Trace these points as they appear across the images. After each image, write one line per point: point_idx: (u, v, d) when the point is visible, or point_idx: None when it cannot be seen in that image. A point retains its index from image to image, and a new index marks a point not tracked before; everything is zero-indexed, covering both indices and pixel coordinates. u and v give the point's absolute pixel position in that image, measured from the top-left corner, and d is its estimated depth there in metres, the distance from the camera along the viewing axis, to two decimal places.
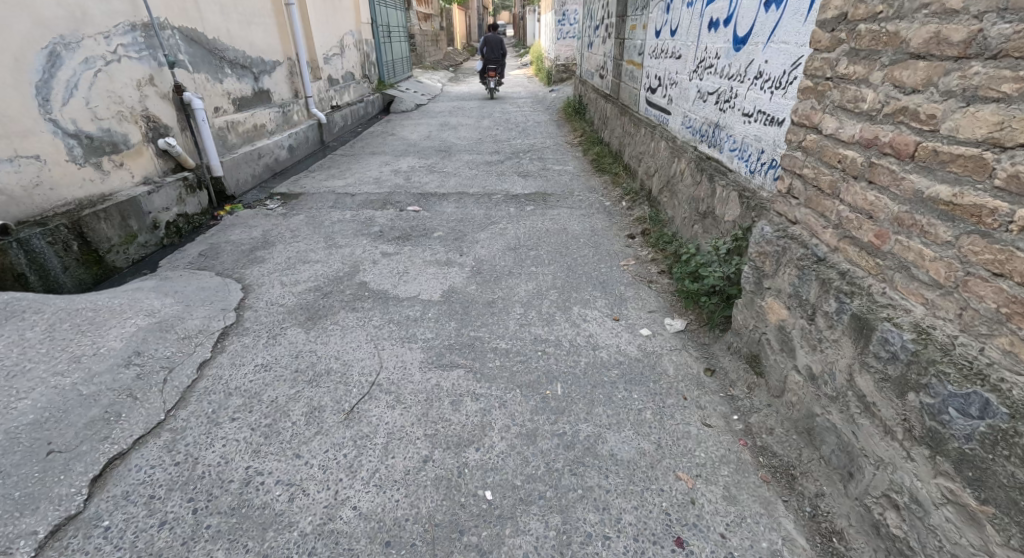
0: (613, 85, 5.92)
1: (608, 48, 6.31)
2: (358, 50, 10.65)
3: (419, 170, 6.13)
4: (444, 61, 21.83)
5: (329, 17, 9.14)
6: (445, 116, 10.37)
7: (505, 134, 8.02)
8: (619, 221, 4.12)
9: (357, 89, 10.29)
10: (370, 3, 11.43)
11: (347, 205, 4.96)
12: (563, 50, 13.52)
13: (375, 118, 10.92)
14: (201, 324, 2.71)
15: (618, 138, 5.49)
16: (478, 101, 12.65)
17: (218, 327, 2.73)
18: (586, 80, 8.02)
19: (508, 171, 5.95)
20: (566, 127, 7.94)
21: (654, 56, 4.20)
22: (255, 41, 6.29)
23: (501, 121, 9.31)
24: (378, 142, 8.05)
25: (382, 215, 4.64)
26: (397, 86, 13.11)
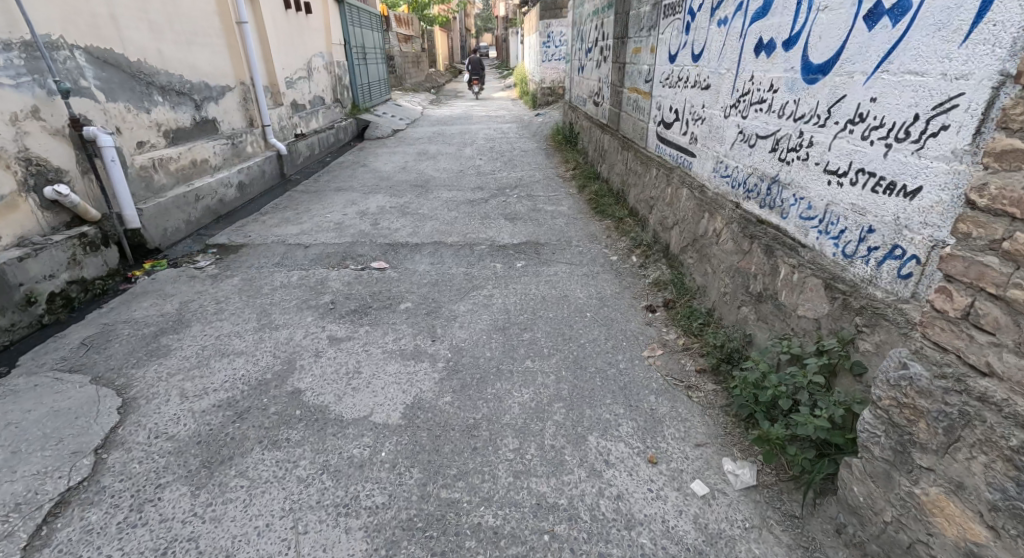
0: (612, 114, 5.20)
1: (604, 73, 5.61)
2: (328, 72, 9.85)
3: (389, 211, 5.29)
4: (423, 83, 21.14)
5: (294, 38, 8.34)
6: (424, 143, 9.59)
7: (488, 166, 7.25)
8: (633, 286, 3.32)
9: (326, 114, 9.45)
10: (342, 24, 10.70)
11: (298, 260, 4.10)
12: (549, 73, 12.93)
13: (347, 145, 10.06)
14: (23, 494, 1.88)
15: (621, 177, 4.74)
16: (460, 126, 11.92)
17: (50, 495, 1.89)
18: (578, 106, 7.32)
19: (493, 213, 5.14)
20: (556, 159, 7.19)
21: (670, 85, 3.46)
22: (197, 64, 5.45)
23: (484, 151, 8.53)
24: (346, 174, 7.19)
25: (336, 274, 3.79)
26: (373, 110, 12.31)
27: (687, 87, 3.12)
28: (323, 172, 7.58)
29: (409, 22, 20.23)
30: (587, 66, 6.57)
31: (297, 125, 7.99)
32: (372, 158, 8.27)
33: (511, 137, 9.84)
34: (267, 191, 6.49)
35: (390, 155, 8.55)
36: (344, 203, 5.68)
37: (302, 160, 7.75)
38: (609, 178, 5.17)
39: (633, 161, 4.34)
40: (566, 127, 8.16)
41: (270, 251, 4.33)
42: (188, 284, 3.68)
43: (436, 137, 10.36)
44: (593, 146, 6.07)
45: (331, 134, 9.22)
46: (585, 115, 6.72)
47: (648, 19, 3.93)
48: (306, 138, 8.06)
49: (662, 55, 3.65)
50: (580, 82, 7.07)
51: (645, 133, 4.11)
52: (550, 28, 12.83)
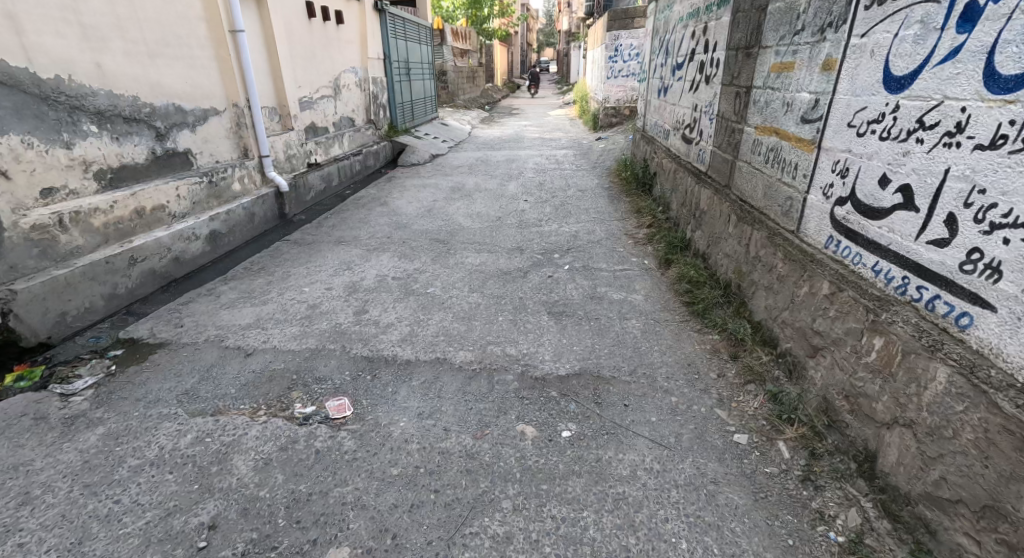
0: (720, 162, 3.50)
1: (704, 100, 3.93)
2: (359, 89, 8.60)
3: (390, 286, 3.77)
4: (476, 98, 19.95)
5: (318, 49, 7.09)
6: (463, 174, 8.18)
7: (535, 213, 5.67)
8: (802, 546, 1.63)
9: (353, 137, 8.18)
10: (383, 35, 9.52)
11: (220, 389, 2.49)
12: (614, 91, 11.42)
13: (377, 172, 8.76)
14: None
15: (739, 264, 3.01)
16: (509, 151, 10.49)
17: None
18: (656, 138, 5.64)
19: (533, 299, 3.53)
20: (625, 209, 5.51)
21: (894, 136, 1.78)
22: (165, 82, 4.17)
23: (532, 188, 6.98)
24: (359, 217, 5.81)
25: (254, 440, 2.15)
26: (414, 130, 11.07)
27: (960, 145, 1.51)
28: (335, 210, 6.23)
29: (466, 34, 19.12)
30: (675, 89, 4.90)
31: (312, 152, 6.70)
32: (396, 193, 6.89)
33: (566, 168, 8.26)
34: (258, 237, 5.15)
35: (419, 189, 7.15)
36: (337, 264, 4.27)
37: (311, 195, 6.45)
38: (713, 258, 3.45)
39: (770, 249, 2.62)
40: (636, 164, 6.49)
41: (188, 369, 2.66)
42: (13, 447, 2.16)
43: (478, 165, 8.92)
44: (681, 201, 4.37)
45: (355, 161, 7.93)
46: (667, 154, 5.04)
47: (827, 12, 2.23)
48: (322, 168, 6.77)
49: (862, 76, 1.98)
50: (661, 111, 5.41)
51: (800, 208, 2.39)
52: (619, 40, 11.20)
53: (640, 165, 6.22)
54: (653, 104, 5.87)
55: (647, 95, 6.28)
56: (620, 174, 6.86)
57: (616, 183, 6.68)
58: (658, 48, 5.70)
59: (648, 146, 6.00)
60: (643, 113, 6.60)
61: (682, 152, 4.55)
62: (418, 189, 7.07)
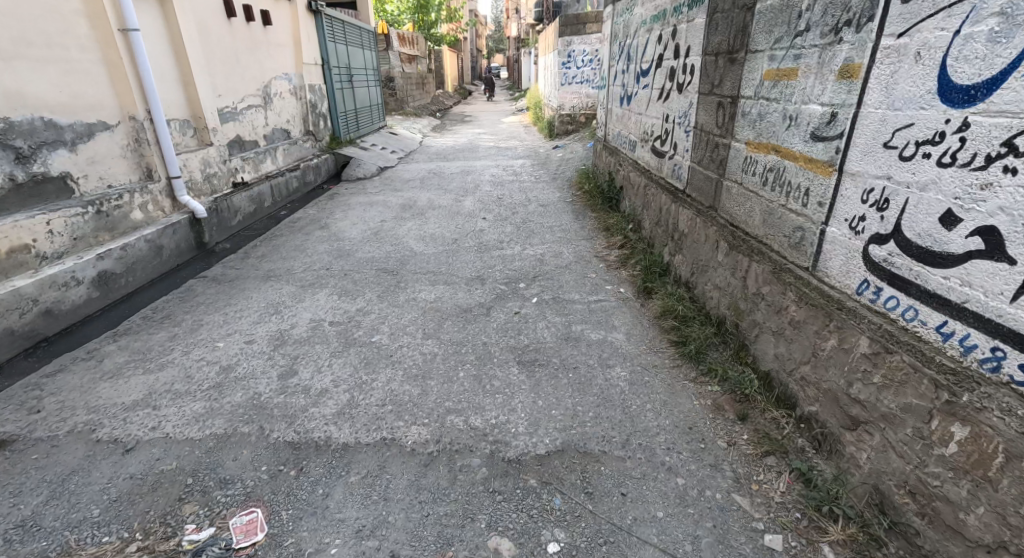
0: (701, 180, 3.09)
1: (676, 109, 3.54)
2: (293, 99, 7.87)
3: (322, 338, 3.23)
4: (428, 105, 19.37)
5: (242, 54, 6.37)
6: (414, 188, 7.59)
7: (494, 234, 5.17)
8: None
9: (289, 151, 7.46)
10: (321, 39, 8.84)
11: (76, 511, 2.01)
12: (567, 97, 11.15)
13: (319, 188, 8.05)
14: None
15: (732, 300, 2.59)
16: (463, 161, 9.97)
17: None
18: (621, 149, 5.24)
19: (498, 345, 3.03)
20: (592, 228, 5.08)
21: (971, 164, 1.38)
22: (26, 90, 3.55)
23: (489, 203, 6.49)
24: (294, 244, 5.15)
25: None
26: (361, 141, 10.41)
27: None
28: (267, 237, 5.54)
29: (415, 40, 18.52)
30: (640, 96, 4.50)
31: (239, 170, 5.98)
32: (338, 214, 6.25)
33: (525, 180, 7.81)
34: (167, 273, 4.48)
35: (364, 208, 6.52)
36: (259, 308, 3.72)
37: (239, 219, 5.73)
38: (699, 289, 3.04)
39: (773, 288, 2.20)
40: (602, 177, 6.08)
41: (40, 480, 2.17)
42: None
43: (430, 178, 8.35)
44: (656, 221, 3.97)
45: (292, 178, 7.22)
46: (636, 168, 4.64)
47: (842, 6, 1.83)
48: (250, 189, 6.05)
49: (900, 85, 1.57)
50: (626, 120, 5.01)
51: (812, 242, 1.97)
52: (571, 47, 10.86)
53: (606, 178, 5.82)
54: (615, 112, 5.48)
55: (608, 102, 5.89)
56: (583, 187, 6.43)
57: (580, 197, 6.26)
58: (618, 52, 5.31)
59: (612, 157, 5.60)
60: (604, 122, 6.20)
61: (653, 166, 4.15)
62: (363, 209, 6.45)
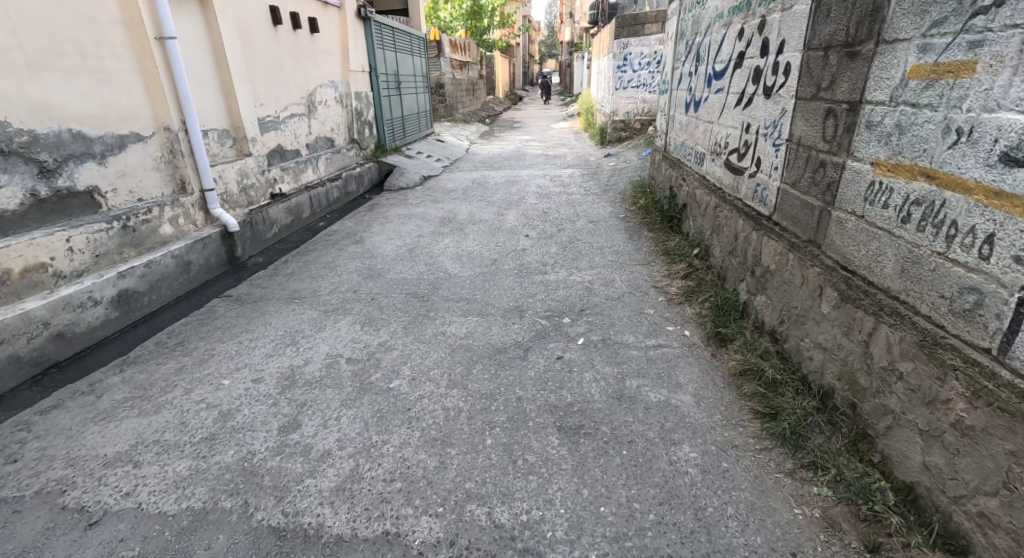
0: (796, 206, 2.53)
1: (764, 117, 2.95)
2: (338, 106, 7.67)
3: (334, 379, 2.75)
4: (477, 112, 19.15)
5: (287, 61, 6.18)
6: (456, 199, 7.22)
7: (537, 255, 4.66)
8: None
9: (331, 160, 7.24)
10: (369, 45, 8.64)
11: None
12: (621, 102, 10.62)
13: (361, 198, 7.81)
14: None
15: (847, 368, 2.04)
16: (509, 170, 9.55)
17: None
18: (684, 162, 4.65)
19: (535, 403, 2.51)
20: (650, 251, 4.52)
21: None
22: (53, 100, 3.30)
23: (533, 218, 6.00)
24: (326, 261, 4.84)
25: None
26: (406, 148, 10.17)
27: None
28: (300, 251, 5.27)
29: (466, 46, 18.34)
30: (712, 102, 3.91)
31: (280, 180, 5.77)
32: (375, 227, 5.92)
33: (573, 191, 7.28)
34: (198, 288, 4.23)
35: (401, 220, 6.18)
36: (277, 335, 3.28)
37: (276, 231, 5.49)
38: (793, 343, 2.47)
39: (918, 366, 1.68)
40: (661, 191, 5.49)
41: None
42: None
43: (473, 189, 7.96)
44: (728, 250, 3.40)
45: (333, 188, 6.99)
46: (703, 185, 4.06)
47: None
48: (288, 200, 5.78)
49: None
50: (692, 129, 4.42)
51: (1000, 313, 1.45)
52: (628, 49, 10.21)
53: (665, 193, 5.23)
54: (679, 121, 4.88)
55: (671, 109, 5.29)
56: (639, 202, 5.86)
57: (636, 214, 5.68)
58: (686, 52, 4.71)
59: (673, 170, 5.01)
60: (665, 130, 5.60)
61: (726, 183, 3.56)
62: (399, 222, 6.11)
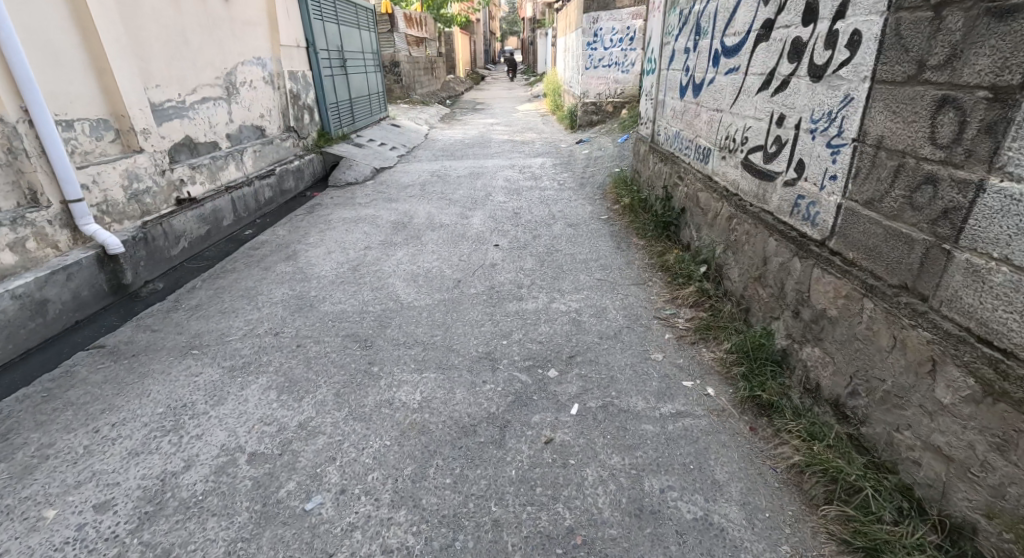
0: (874, 234, 1.79)
1: (808, 106, 2.18)
2: (267, 89, 6.57)
3: (223, 498, 1.95)
4: (437, 93, 18.05)
5: (192, 33, 5.10)
6: (412, 197, 6.30)
7: (508, 273, 3.87)
8: None
9: (262, 153, 6.18)
10: (304, 18, 7.51)
11: None
12: (592, 83, 9.83)
13: (302, 196, 6.80)
14: None
15: (1015, 510, 1.37)
16: (473, 159, 8.66)
17: None
18: (683, 156, 3.88)
19: (517, 535, 1.74)
20: (644, 266, 3.77)
21: None
22: None
23: (502, 221, 5.17)
24: (243, 287, 3.90)
25: None
26: (356, 136, 9.14)
27: None
28: (212, 273, 4.29)
29: (422, 22, 17.11)
30: (720, 84, 3.12)
31: (186, 182, 4.71)
32: (311, 237, 4.97)
33: (546, 185, 6.50)
34: (59, 336, 3.33)
35: (344, 227, 5.24)
36: (155, 414, 2.47)
37: (183, 246, 4.48)
38: (879, 431, 1.75)
39: None
40: (652, 190, 4.72)
41: None
42: None
43: (431, 183, 7.04)
44: (752, 275, 2.66)
45: (263, 188, 5.95)
46: (710, 187, 3.30)
47: None
48: (198, 206, 4.76)
49: None
50: (693, 117, 3.64)
51: None
52: (598, 24, 9.41)
53: (659, 192, 4.47)
54: (675, 106, 4.08)
55: (662, 91, 4.48)
56: (625, 200, 5.08)
57: (623, 215, 4.92)
58: (683, 22, 3.89)
59: (667, 166, 4.24)
60: (654, 116, 4.80)
61: (745, 188, 2.81)
62: (342, 229, 5.16)
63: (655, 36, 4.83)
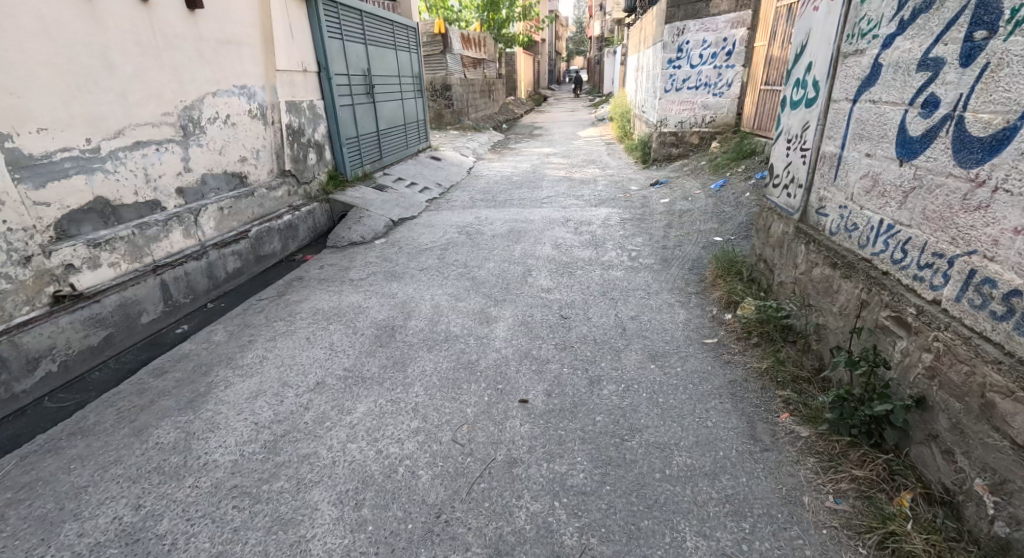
0: None
1: None
2: (258, 126, 5.05)
3: None
4: (492, 117, 16.52)
5: (122, 52, 3.59)
6: (424, 272, 4.57)
7: (535, 500, 1.97)
8: None
9: (234, 211, 4.60)
10: (315, 33, 5.99)
11: None
12: (672, 107, 7.88)
13: (291, 259, 5.20)
14: None
15: None
16: (517, 206, 6.87)
17: None
18: (925, 292, 1.89)
19: None
20: (835, 537, 1.73)
21: None
22: None
23: (541, 334, 3.28)
24: (63, 493, 2.16)
25: None
26: (381, 175, 7.59)
27: None
28: (56, 432, 2.55)
29: (480, 41, 15.65)
30: None
31: (74, 267, 3.23)
32: (250, 352, 3.15)
33: (611, 258, 4.55)
34: None
35: (309, 330, 3.45)
36: None
37: (43, 373, 3.00)
38: None
39: None
40: (808, 318, 2.65)
41: None
42: None
43: (456, 247, 5.29)
44: None
45: (219, 261, 4.30)
46: None
47: None
48: (82, 304, 3.21)
49: None
50: (974, 221, 1.70)
51: None
52: (685, 35, 7.44)
53: (836, 335, 2.42)
54: (903, 177, 2.05)
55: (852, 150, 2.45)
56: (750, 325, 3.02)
57: (751, 355, 2.83)
58: (947, 9, 1.89)
59: (863, 293, 2.23)
60: (818, 184, 2.76)
61: None
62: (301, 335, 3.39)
63: (818, 46, 2.82)
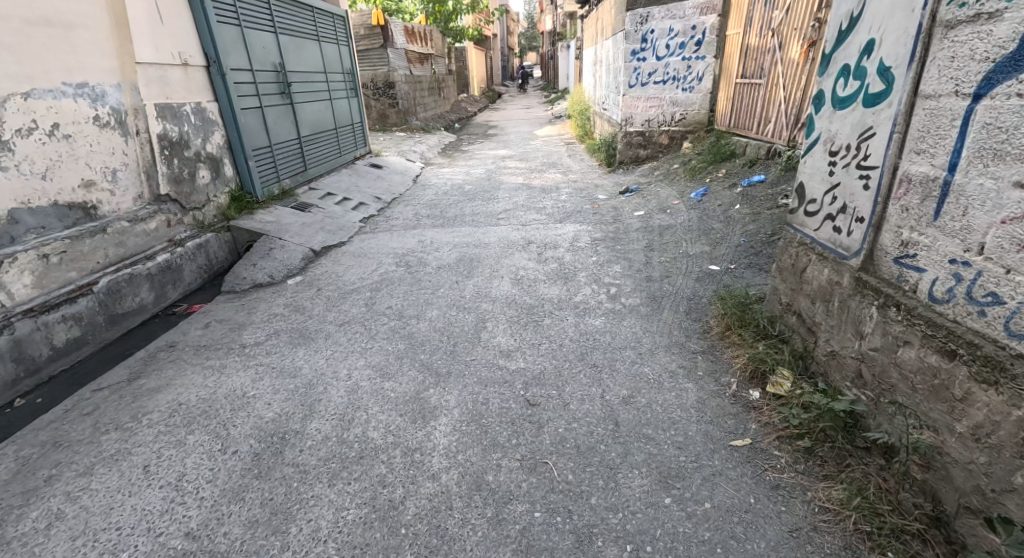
0: None
1: None
2: (114, 137, 3.88)
3: None
4: (443, 116, 15.39)
5: None
6: (347, 326, 3.48)
7: None
8: None
9: (70, 257, 3.49)
10: (200, 16, 4.82)
11: None
12: (638, 104, 6.99)
13: (168, 312, 4.07)
14: None
15: None
16: (470, 223, 5.83)
17: None
18: None
19: None
20: None
21: None
22: None
23: (498, 439, 2.29)
24: None
25: None
26: (305, 193, 6.40)
27: None
28: None
29: (427, 34, 14.48)
30: None
31: None
32: (35, 511, 2.11)
33: (587, 297, 3.59)
34: None
35: (148, 458, 2.35)
36: None
37: None
38: None
39: None
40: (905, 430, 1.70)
41: None
42: None
43: (392, 284, 4.20)
44: None
45: (37, 333, 3.20)
46: None
47: None
48: None
49: None
50: None
51: None
52: (648, 24, 6.54)
53: (965, 472, 1.55)
54: None
55: (969, 164, 1.53)
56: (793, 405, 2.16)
57: (808, 471, 1.91)
58: None
59: None
60: (894, 221, 1.79)
61: None
62: (137, 470, 2.30)
63: (888, 12, 1.82)
